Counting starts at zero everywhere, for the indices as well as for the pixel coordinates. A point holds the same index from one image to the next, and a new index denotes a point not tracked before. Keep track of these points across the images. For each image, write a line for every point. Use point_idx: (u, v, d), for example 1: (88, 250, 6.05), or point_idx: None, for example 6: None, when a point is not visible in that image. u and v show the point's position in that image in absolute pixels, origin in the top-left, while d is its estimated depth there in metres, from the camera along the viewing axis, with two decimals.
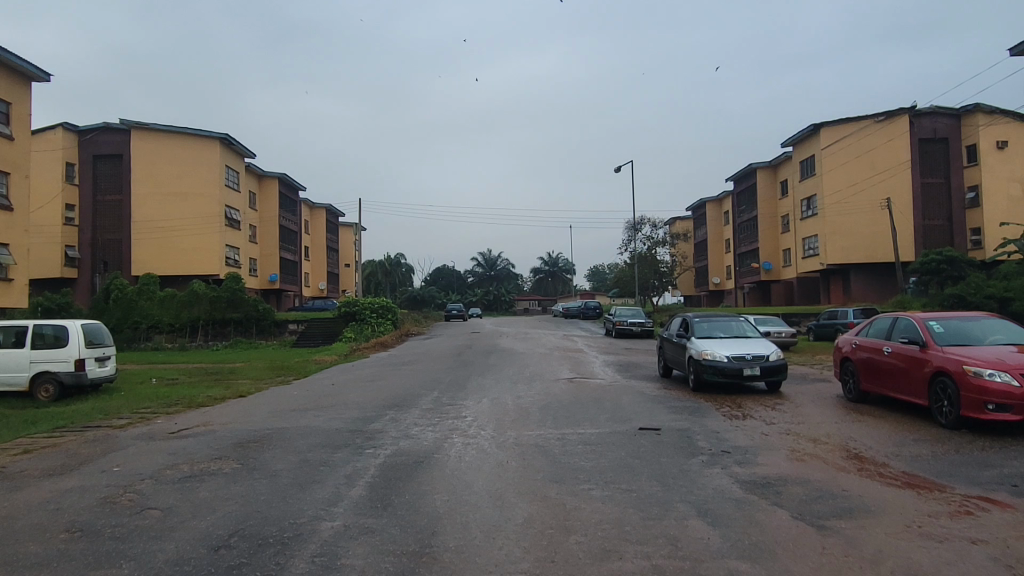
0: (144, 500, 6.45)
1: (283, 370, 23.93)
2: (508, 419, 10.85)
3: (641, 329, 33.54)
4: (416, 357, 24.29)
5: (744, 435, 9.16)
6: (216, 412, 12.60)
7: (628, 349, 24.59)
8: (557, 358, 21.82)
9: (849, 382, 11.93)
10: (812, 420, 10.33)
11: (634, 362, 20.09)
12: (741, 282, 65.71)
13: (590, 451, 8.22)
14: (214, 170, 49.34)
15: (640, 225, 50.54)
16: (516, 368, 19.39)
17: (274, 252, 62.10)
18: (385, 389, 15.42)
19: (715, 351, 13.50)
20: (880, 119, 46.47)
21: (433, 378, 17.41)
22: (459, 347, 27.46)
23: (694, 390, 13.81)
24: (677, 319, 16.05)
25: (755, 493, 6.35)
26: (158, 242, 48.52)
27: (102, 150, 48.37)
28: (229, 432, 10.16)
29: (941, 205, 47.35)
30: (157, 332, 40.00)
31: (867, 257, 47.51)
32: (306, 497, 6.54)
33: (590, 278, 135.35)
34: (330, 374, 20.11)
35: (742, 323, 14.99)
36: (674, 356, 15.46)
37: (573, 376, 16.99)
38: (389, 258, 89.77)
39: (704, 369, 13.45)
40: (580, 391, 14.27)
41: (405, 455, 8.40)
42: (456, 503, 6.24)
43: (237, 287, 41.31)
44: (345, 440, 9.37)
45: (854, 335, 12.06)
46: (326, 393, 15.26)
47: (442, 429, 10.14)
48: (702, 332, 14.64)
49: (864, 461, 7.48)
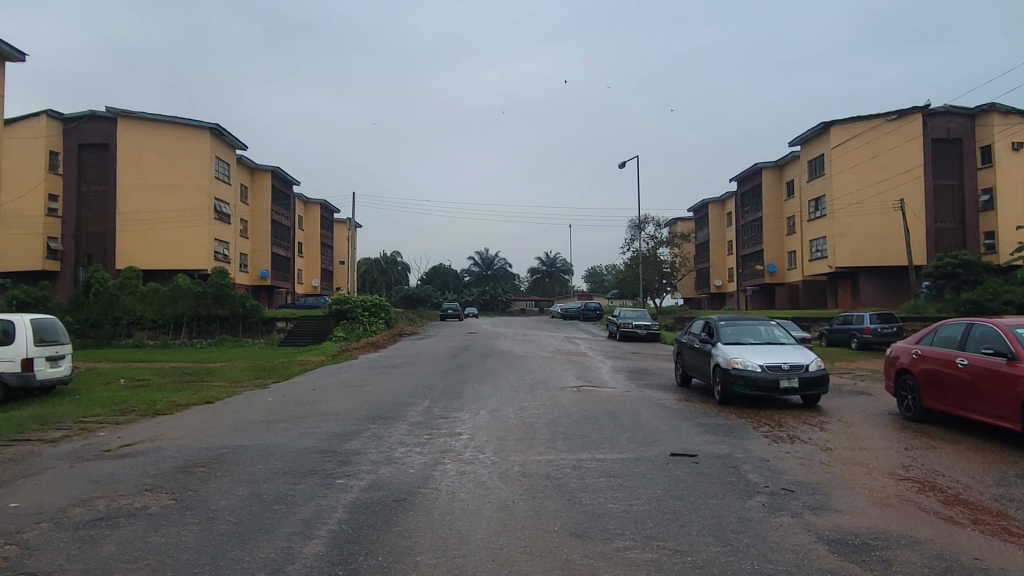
0: (23, 562, 4.75)
1: (265, 372, 22.18)
2: (511, 439, 9.14)
3: (647, 332, 31.87)
4: (408, 360, 22.53)
5: (800, 466, 7.48)
6: (173, 424, 10.90)
7: (636, 354, 22.90)
8: (561, 363, 20.15)
9: (908, 398, 10.28)
10: (873, 445, 8.67)
11: (645, 368, 18.41)
12: (744, 284, 64.12)
13: (618, 487, 6.54)
14: (203, 161, 47.52)
15: (643, 224, 48.90)
16: (516, 373, 17.68)
17: (265, 247, 60.26)
18: (370, 397, 13.68)
19: (746, 359, 11.83)
20: (892, 118, 44.90)
21: (425, 384, 15.71)
22: (453, 349, 25.68)
23: (720, 403, 12.13)
24: (698, 321, 14.34)
25: (853, 560, 4.67)
26: (144, 235, 46.70)
27: (87, 138, 46.62)
28: (177, 452, 8.45)
29: (954, 207, 45.79)
30: (138, 328, 38.26)
31: (878, 260, 45.90)
32: (245, 557, 4.84)
33: (589, 279, 133.90)
34: (313, 378, 18.35)
35: (773, 327, 13.30)
36: (695, 364, 13.79)
37: (579, 384, 15.29)
38: (385, 256, 87.94)
39: (733, 379, 11.78)
40: (590, 402, 12.58)
41: (385, 488, 6.67)
42: (446, 571, 4.56)
43: (224, 283, 39.46)
44: (313, 465, 7.66)
45: (912, 344, 10.43)
46: (305, 401, 13.52)
47: (432, 451, 8.42)
48: (729, 337, 12.95)
49: (974, 510, 5.81)
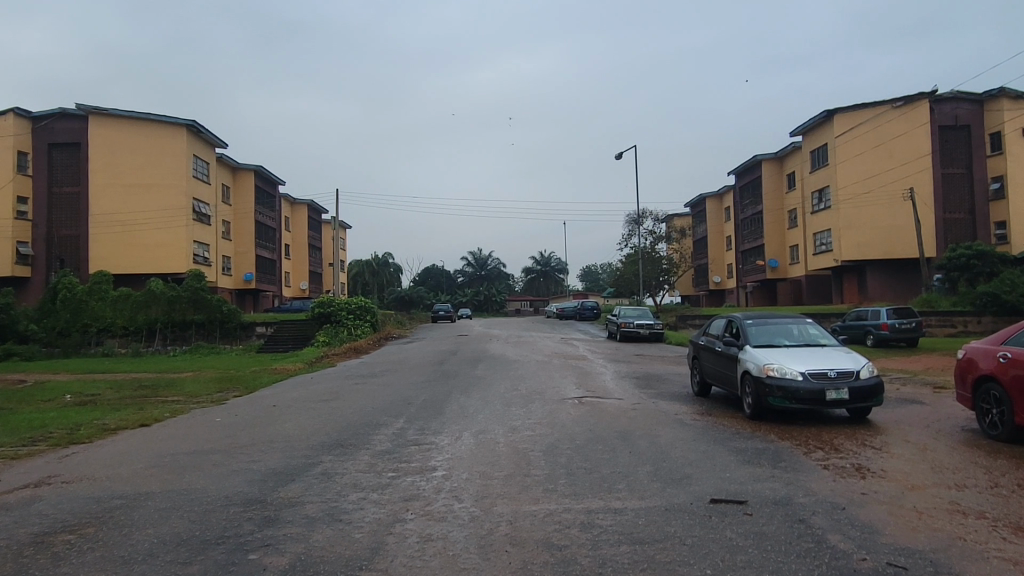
0: None
1: (231, 383, 20.00)
2: (500, 477, 7.07)
3: (649, 332, 29.84)
4: (391, 367, 20.41)
5: (892, 520, 5.45)
6: (81, 459, 8.73)
7: (641, 357, 20.82)
8: (558, 368, 18.15)
9: (992, 413, 8.30)
10: (972, 478, 6.64)
11: (655, 373, 16.32)
12: (745, 280, 62.20)
13: (651, 568, 4.49)
14: (180, 160, 45.24)
15: (641, 219, 46.96)
16: (509, 382, 15.58)
17: (249, 250, 58.03)
18: (337, 417, 11.57)
19: (784, 365, 9.79)
20: (897, 105, 42.92)
21: (404, 397, 13.61)
22: (441, 354, 23.58)
23: (752, 418, 10.11)
24: (719, 320, 12.31)
25: None
26: (118, 237, 44.49)
27: (58, 137, 44.30)
28: (50, 508, 6.31)
29: (963, 196, 43.78)
30: (109, 335, 36.22)
31: (886, 253, 44.01)
32: None
33: (583, 278, 132.24)
34: (279, 390, 16.16)
35: (808, 325, 11.26)
36: (716, 370, 11.77)
37: (581, 394, 13.21)
38: (376, 258, 85.73)
39: (768, 391, 9.75)
40: (595, 419, 10.51)
41: (310, 572, 4.58)
42: None
43: (200, 286, 37.21)
44: (224, 528, 5.56)
45: (995, 344, 8.43)
46: (258, 422, 11.43)
47: (395, 500, 6.33)
48: (759, 338, 10.91)
49: None
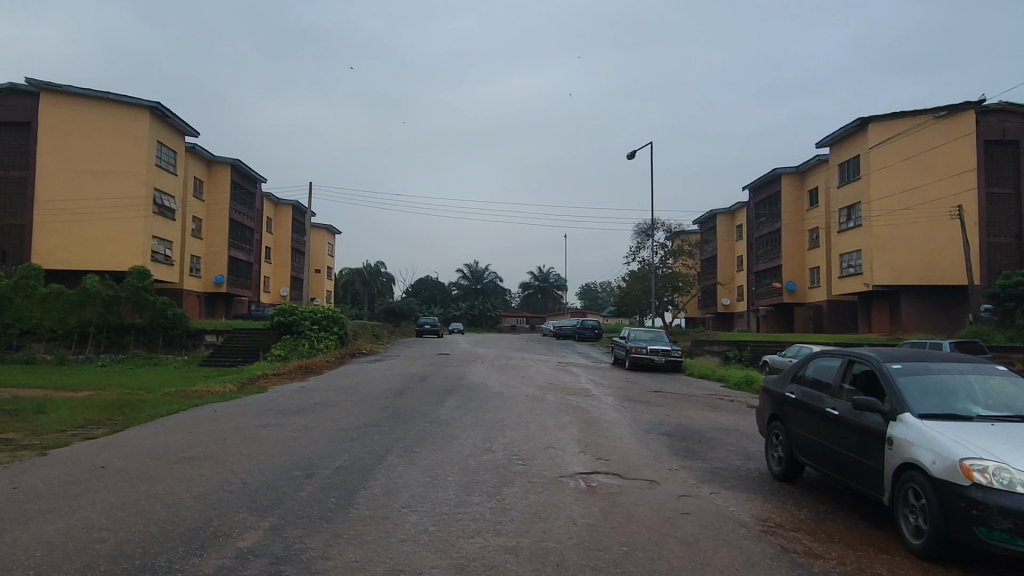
0: None
1: (114, 412, 14.87)
2: None
3: (665, 359, 24.85)
4: (330, 398, 15.39)
5: None
6: None
7: (663, 397, 15.69)
8: (553, 410, 13.26)
9: None
10: None
11: (690, 428, 11.24)
12: (759, 304, 57.25)
13: None
14: (141, 145, 40.27)
15: (652, 230, 42.13)
16: (479, 434, 10.49)
17: (222, 250, 52.96)
18: (159, 509, 6.46)
19: (1007, 466, 4.84)
20: (940, 114, 38.14)
21: (306, 463, 8.51)
22: (406, 380, 18.60)
23: (925, 555, 5.16)
24: (827, 357, 7.40)
25: None
26: (67, 228, 39.61)
27: (6, 115, 39.24)
28: None
29: (1012, 218, 38.53)
30: (33, 339, 31.07)
31: (923, 277, 39.20)
32: None
33: (583, 297, 127.19)
34: (145, 433, 11.02)
35: (1004, 381, 6.31)
36: (824, 446, 6.83)
37: (591, 469, 8.18)
38: (368, 266, 80.60)
39: (977, 513, 4.80)
40: (621, 543, 5.53)
41: None
42: None
43: (143, 286, 32.31)
44: None
45: None
46: (11, 516, 6.31)
47: None
48: (921, 396, 5.99)
49: None
